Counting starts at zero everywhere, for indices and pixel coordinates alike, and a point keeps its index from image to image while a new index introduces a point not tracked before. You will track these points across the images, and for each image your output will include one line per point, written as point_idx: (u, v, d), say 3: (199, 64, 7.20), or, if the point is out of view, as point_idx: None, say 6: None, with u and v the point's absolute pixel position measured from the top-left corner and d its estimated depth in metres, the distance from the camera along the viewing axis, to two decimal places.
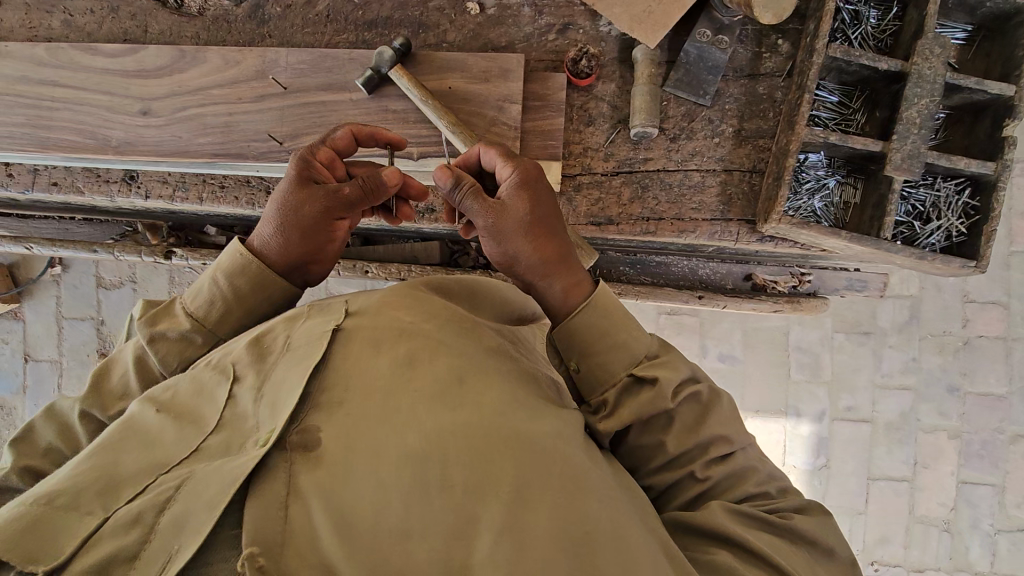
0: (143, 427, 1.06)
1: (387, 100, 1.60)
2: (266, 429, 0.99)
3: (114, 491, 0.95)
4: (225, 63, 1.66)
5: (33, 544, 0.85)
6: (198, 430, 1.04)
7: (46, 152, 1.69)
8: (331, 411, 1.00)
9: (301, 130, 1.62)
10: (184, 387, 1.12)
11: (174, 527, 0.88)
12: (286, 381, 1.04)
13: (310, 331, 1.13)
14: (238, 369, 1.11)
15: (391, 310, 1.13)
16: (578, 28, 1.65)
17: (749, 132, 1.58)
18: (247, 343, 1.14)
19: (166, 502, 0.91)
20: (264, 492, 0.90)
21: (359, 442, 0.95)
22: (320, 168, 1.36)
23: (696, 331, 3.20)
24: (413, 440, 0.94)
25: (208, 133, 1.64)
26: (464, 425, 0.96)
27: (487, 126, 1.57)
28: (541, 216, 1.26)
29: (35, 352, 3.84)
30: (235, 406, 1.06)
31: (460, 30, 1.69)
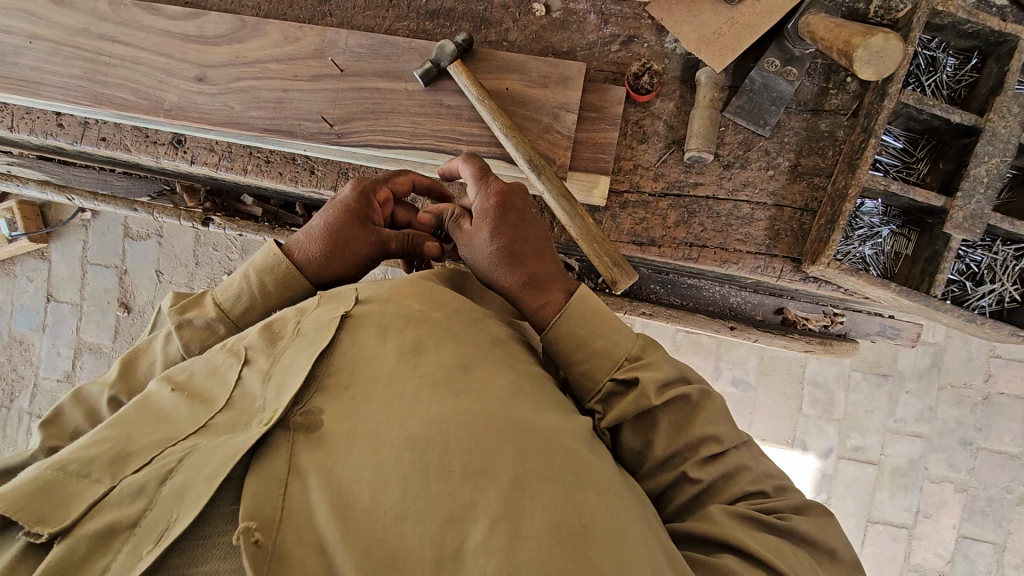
0: (158, 406, 1.07)
1: (443, 95, 1.59)
2: (270, 408, 0.98)
3: (124, 462, 0.94)
4: (284, 38, 1.65)
5: (42, 506, 0.86)
6: (208, 408, 1.04)
7: (99, 107, 1.69)
8: (338, 394, 0.99)
9: (352, 115, 1.61)
10: (199, 368, 1.13)
11: (174, 495, 0.86)
12: (295, 364, 1.04)
13: (320, 319, 1.14)
14: (249, 352, 1.11)
15: (402, 301, 1.15)
16: (643, 42, 1.62)
17: (805, 169, 1.55)
18: (259, 328, 1.15)
19: (169, 471, 0.90)
20: (266, 469, 0.88)
21: (364, 426, 0.93)
22: (375, 208, 1.37)
23: (713, 352, 3.18)
24: (415, 425, 0.92)
25: (261, 107, 1.63)
26: (466, 411, 0.94)
27: (541, 133, 1.55)
28: (512, 240, 1.25)
29: (58, 292, 3.90)
30: (244, 387, 1.06)
31: (522, 31, 1.66)
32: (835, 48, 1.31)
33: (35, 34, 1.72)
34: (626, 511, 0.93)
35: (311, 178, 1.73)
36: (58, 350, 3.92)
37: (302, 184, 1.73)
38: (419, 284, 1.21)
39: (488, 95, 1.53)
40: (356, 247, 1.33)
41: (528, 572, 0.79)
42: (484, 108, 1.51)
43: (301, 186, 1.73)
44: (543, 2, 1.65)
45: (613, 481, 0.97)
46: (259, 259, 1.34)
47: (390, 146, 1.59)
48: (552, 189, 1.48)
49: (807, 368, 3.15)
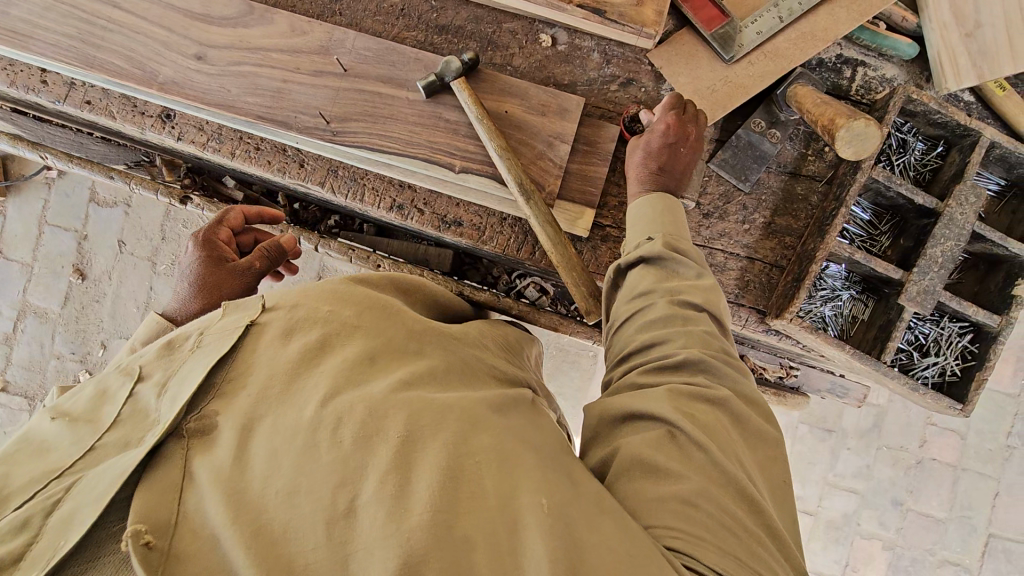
0: (39, 437, 1.04)
1: (442, 109, 1.61)
2: (160, 423, 0.95)
3: (3, 503, 0.94)
4: (291, 30, 1.64)
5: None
6: (94, 432, 1.02)
7: (88, 71, 1.65)
8: (226, 398, 0.98)
9: (350, 116, 1.62)
10: (86, 394, 1.09)
11: (60, 526, 0.87)
12: (187, 378, 1.00)
13: (224, 328, 1.07)
14: (143, 369, 1.07)
15: (310, 300, 1.11)
16: (640, 86, 1.69)
17: (778, 228, 1.63)
18: (158, 346, 1.10)
19: (55, 503, 0.91)
20: (157, 481, 0.89)
21: (257, 419, 0.94)
22: (224, 247, 1.53)
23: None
24: (308, 412, 0.93)
25: (258, 95, 1.63)
26: (363, 392, 0.96)
27: (533, 158, 1.60)
28: (669, 146, 1.43)
29: (8, 250, 3.72)
30: (137, 403, 1.03)
31: (527, 58, 1.71)
32: (820, 123, 1.38)
33: None
34: (521, 464, 0.95)
35: (299, 171, 1.72)
36: None
37: (289, 176, 1.72)
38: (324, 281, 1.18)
39: (487, 116, 1.56)
40: (226, 287, 1.47)
41: (415, 522, 0.84)
42: (483, 126, 1.55)
43: (287, 178, 1.72)
44: (550, 33, 1.71)
45: (513, 445, 0.98)
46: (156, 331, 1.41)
47: (384, 151, 1.61)
48: (537, 216, 1.52)
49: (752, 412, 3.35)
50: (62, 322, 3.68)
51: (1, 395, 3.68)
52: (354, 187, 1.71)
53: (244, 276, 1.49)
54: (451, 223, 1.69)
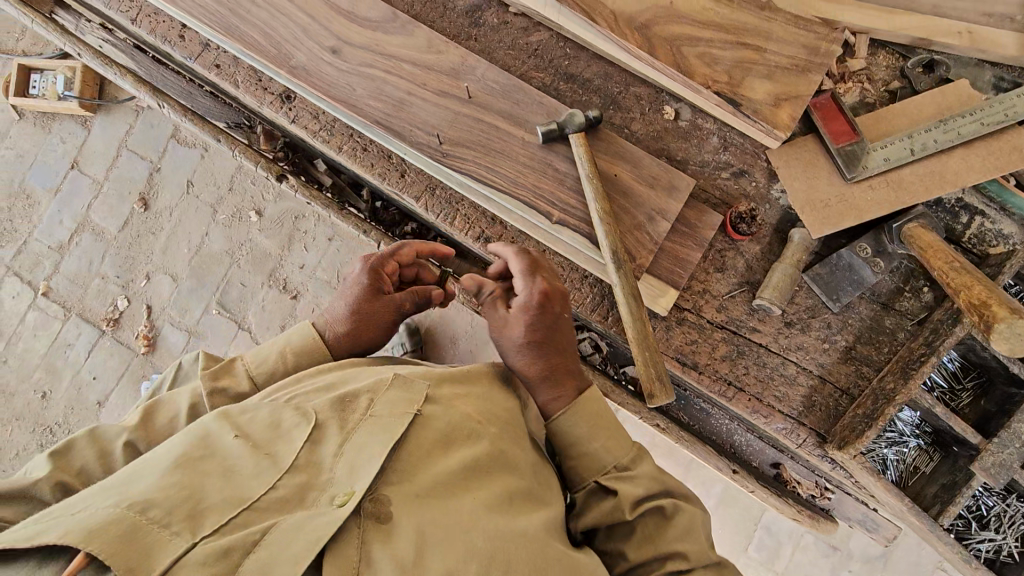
0: (217, 447, 1.18)
1: (554, 158, 1.62)
2: (343, 489, 1.14)
3: (200, 517, 1.03)
4: (428, 46, 1.67)
5: (130, 556, 0.92)
6: (273, 465, 1.16)
7: (227, 38, 1.69)
8: (401, 492, 1.18)
9: (463, 142, 1.63)
10: (261, 417, 1.27)
11: (260, 572, 0.99)
12: (369, 450, 1.20)
13: (393, 403, 1.31)
14: (320, 417, 1.27)
15: (468, 411, 1.37)
16: (751, 179, 1.68)
17: (857, 355, 1.61)
18: (334, 397, 1.30)
19: (253, 543, 1.02)
20: (338, 554, 1.06)
21: (430, 526, 1.14)
22: (387, 278, 1.55)
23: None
24: (479, 538, 1.13)
25: (382, 101, 1.65)
26: (519, 531, 1.18)
27: (631, 227, 1.59)
28: (541, 329, 1.41)
29: (84, 163, 3.84)
30: (315, 453, 1.21)
31: (646, 126, 1.71)
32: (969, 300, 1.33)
33: None
34: None
35: (399, 180, 1.73)
36: (61, 220, 3.82)
37: (388, 182, 1.73)
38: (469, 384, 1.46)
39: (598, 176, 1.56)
40: (378, 320, 1.54)
41: None
42: (591, 185, 1.55)
43: (387, 184, 1.74)
44: (674, 107, 1.71)
45: None
46: (295, 344, 1.52)
47: (487, 184, 1.61)
48: (625, 289, 1.51)
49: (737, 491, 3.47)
50: (116, 244, 3.77)
51: (42, 299, 3.77)
52: (448, 209, 1.72)
53: (399, 317, 1.57)
54: None
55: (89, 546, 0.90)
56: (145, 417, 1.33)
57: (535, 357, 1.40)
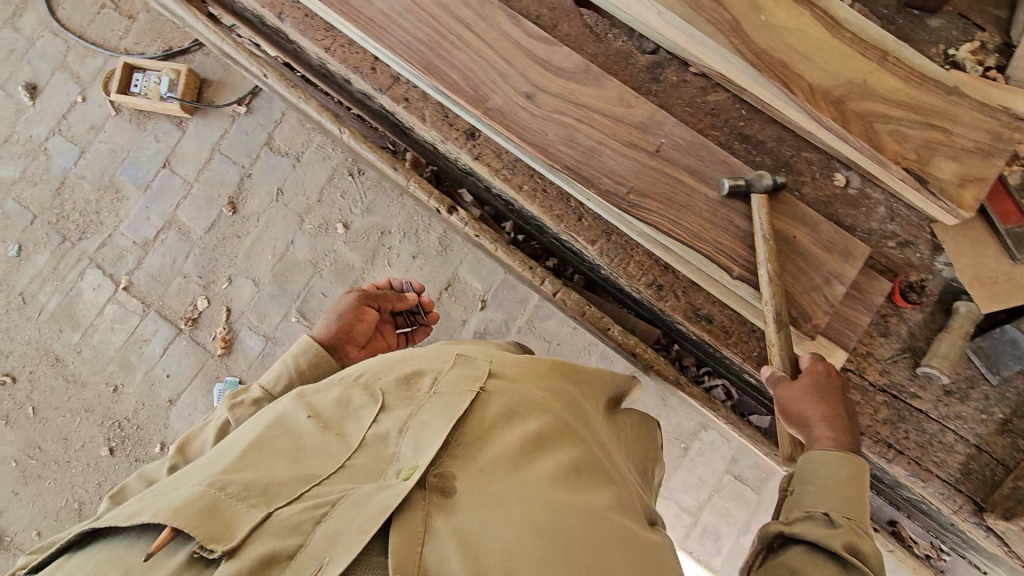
0: (290, 435, 1.42)
1: (735, 216, 1.69)
2: (408, 464, 1.29)
3: (272, 493, 1.24)
4: (619, 100, 1.75)
5: (214, 525, 1.15)
6: (345, 448, 1.37)
7: (426, 75, 1.77)
8: (469, 471, 1.29)
9: (649, 193, 1.70)
10: (330, 407, 1.50)
11: (329, 539, 1.14)
12: (430, 426, 1.36)
13: (454, 383, 1.49)
14: (387, 400, 1.48)
15: (524, 390, 1.50)
16: (917, 250, 1.74)
17: (1015, 428, 1.65)
18: (400, 381, 1.52)
19: (324, 514, 1.19)
20: (406, 522, 1.17)
21: (495, 499, 1.24)
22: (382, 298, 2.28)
23: (749, 506, 3.52)
24: (539, 513, 1.22)
25: (572, 148, 1.73)
26: (576, 502, 1.27)
27: (807, 288, 1.66)
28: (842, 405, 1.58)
29: (176, 163, 3.91)
30: (378, 429, 1.40)
31: (816, 190, 1.79)
32: None
33: None
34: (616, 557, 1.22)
35: (575, 223, 1.81)
36: (147, 217, 3.88)
37: (564, 225, 1.81)
38: (518, 367, 1.60)
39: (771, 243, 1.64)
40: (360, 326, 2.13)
41: None
42: (765, 245, 1.60)
43: (563, 226, 1.81)
44: (845, 175, 1.79)
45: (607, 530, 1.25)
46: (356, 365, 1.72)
47: (671, 235, 1.68)
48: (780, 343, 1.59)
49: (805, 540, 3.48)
50: (201, 245, 3.82)
51: (122, 293, 3.81)
52: (622, 255, 1.79)
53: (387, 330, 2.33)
54: (702, 317, 1.77)
55: (183, 518, 1.14)
56: (181, 450, 1.66)
57: (830, 430, 1.55)
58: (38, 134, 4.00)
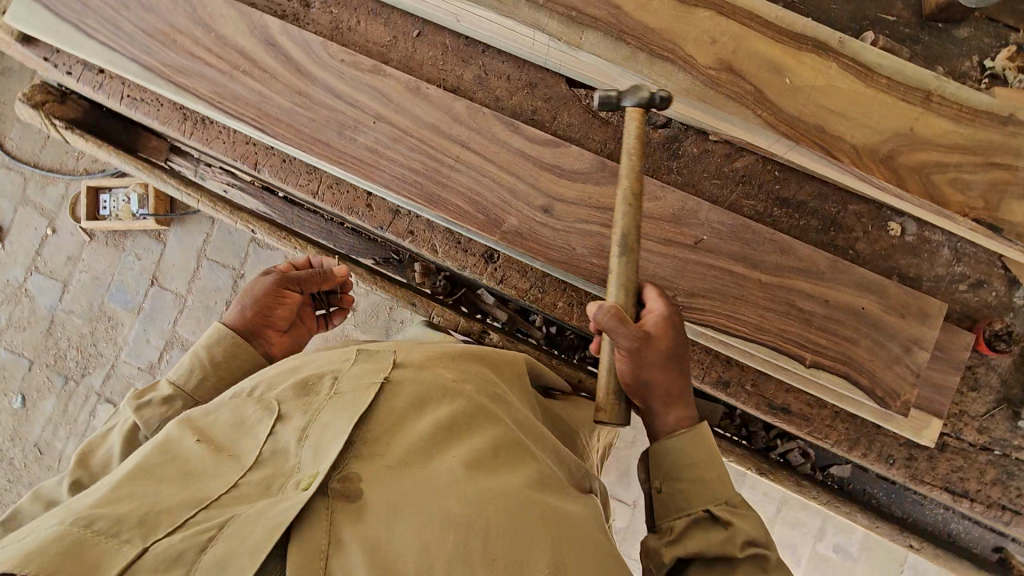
0: (185, 454, 1.14)
1: (796, 296, 1.54)
2: (306, 472, 1.06)
3: (154, 525, 0.97)
4: (644, 194, 1.58)
5: (72, 569, 0.88)
6: (236, 463, 1.11)
7: (430, 208, 1.60)
8: (373, 465, 1.10)
9: (699, 292, 1.55)
10: (224, 418, 1.22)
11: (218, 566, 0.91)
12: (331, 426, 1.13)
13: (358, 379, 1.25)
14: (284, 408, 1.20)
15: (433, 373, 1.30)
16: (992, 289, 1.60)
17: None
18: (295, 386, 1.25)
19: (209, 541, 0.95)
20: (306, 542, 0.96)
21: (405, 495, 1.05)
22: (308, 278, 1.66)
23: (820, 512, 3.42)
24: (453, 505, 1.04)
25: (605, 258, 1.57)
26: (492, 489, 1.09)
27: (889, 362, 1.52)
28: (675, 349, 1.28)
29: (163, 279, 3.71)
30: (276, 442, 1.13)
31: (872, 244, 1.63)
32: None
33: (380, 115, 1.62)
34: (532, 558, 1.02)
35: None
36: (147, 339, 3.71)
37: None
38: (458, 363, 1.37)
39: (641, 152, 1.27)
40: (280, 312, 1.57)
41: None
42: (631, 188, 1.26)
43: None
44: (900, 222, 1.63)
45: (578, 549, 1.08)
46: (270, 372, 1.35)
47: (733, 334, 1.54)
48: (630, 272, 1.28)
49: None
50: None
51: None
52: None
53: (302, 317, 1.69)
54: (778, 408, 1.63)
55: (38, 565, 0.87)
56: (81, 460, 1.28)
57: (675, 365, 1.27)
58: (15, 276, 3.81)
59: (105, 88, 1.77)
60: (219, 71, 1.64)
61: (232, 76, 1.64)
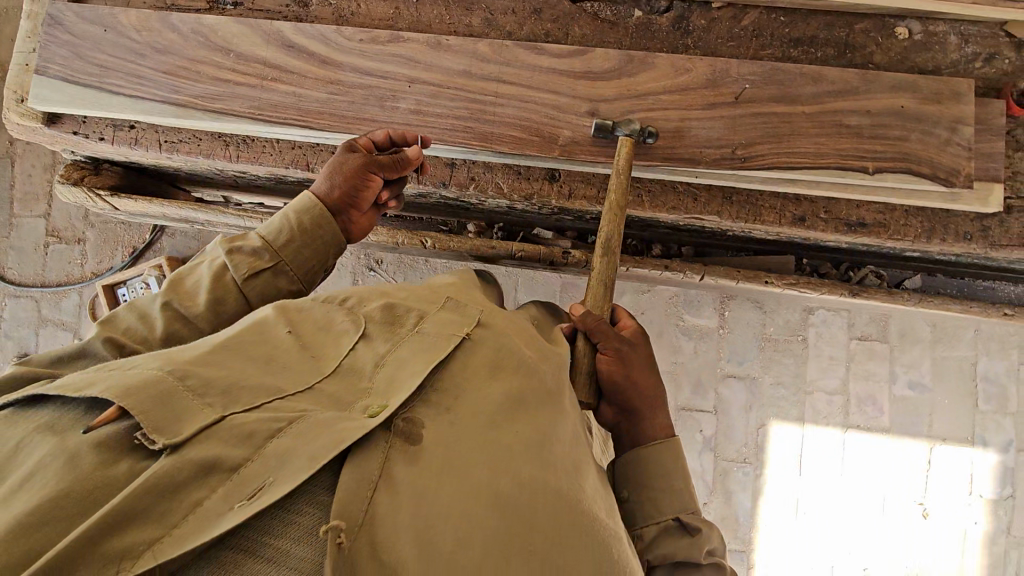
0: (272, 339, 1.15)
1: (841, 115, 1.66)
2: (380, 401, 1.03)
3: (232, 395, 0.99)
4: (676, 71, 1.68)
5: (156, 415, 0.90)
6: (316, 371, 1.10)
7: (488, 146, 1.68)
8: (443, 415, 1.06)
9: (755, 140, 1.66)
10: (315, 316, 1.22)
11: (280, 458, 0.90)
12: (410, 364, 1.09)
13: (443, 327, 1.18)
14: (369, 328, 1.18)
15: (517, 338, 1.23)
16: (1004, 59, 1.74)
17: None
18: (384, 305, 1.21)
19: (278, 430, 0.94)
20: (360, 466, 0.93)
21: (452, 451, 1.01)
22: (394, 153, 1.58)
23: (886, 357, 3.56)
24: (506, 481, 1.00)
25: (660, 137, 1.67)
26: (542, 482, 1.03)
27: (941, 145, 1.63)
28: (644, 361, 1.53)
29: None
30: (354, 359, 1.13)
31: (886, 53, 1.75)
32: None
33: (413, 78, 1.70)
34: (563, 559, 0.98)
35: (694, 205, 1.76)
36: None
37: (685, 211, 1.76)
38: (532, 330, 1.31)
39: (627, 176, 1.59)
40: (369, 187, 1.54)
41: None
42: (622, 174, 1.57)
43: (683, 213, 1.77)
44: (904, 26, 1.76)
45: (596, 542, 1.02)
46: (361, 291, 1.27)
47: (797, 167, 1.65)
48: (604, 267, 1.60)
49: (947, 358, 3.55)
50: None
51: None
52: (753, 208, 1.76)
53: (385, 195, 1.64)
54: (855, 225, 1.75)
55: (129, 401, 0.89)
56: (174, 285, 1.34)
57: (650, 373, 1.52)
58: None
59: (141, 143, 1.81)
60: (251, 86, 1.71)
61: (264, 87, 1.71)
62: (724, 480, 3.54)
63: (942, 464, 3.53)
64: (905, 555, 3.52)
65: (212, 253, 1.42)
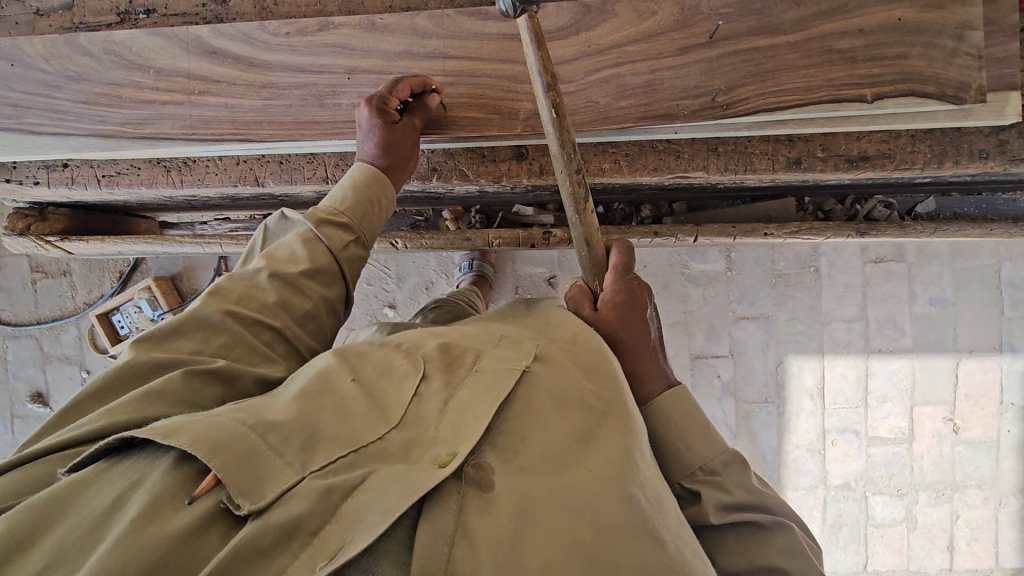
0: (334, 385, 1.01)
1: (830, 39, 1.47)
2: (446, 448, 0.92)
3: (312, 449, 0.89)
4: (639, 16, 1.50)
5: (237, 476, 0.82)
6: (384, 417, 0.97)
7: (443, 133, 1.54)
8: (512, 460, 0.94)
9: (736, 82, 1.48)
10: (375, 358, 1.10)
11: (353, 517, 0.81)
12: (477, 406, 0.98)
13: (502, 361, 1.07)
14: (428, 368, 1.06)
15: (578, 369, 1.10)
16: None
17: None
18: (439, 346, 1.10)
19: (356, 483, 0.85)
20: (435, 521, 0.84)
21: (536, 495, 0.90)
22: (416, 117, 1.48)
23: (904, 276, 3.40)
24: (583, 527, 0.88)
25: (631, 95, 1.50)
26: (625, 528, 0.90)
27: (948, 58, 1.43)
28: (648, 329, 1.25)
29: None
30: (420, 405, 1.00)
31: None
32: None
33: (351, 68, 1.53)
34: None
35: (678, 161, 1.63)
36: None
37: (669, 170, 1.62)
38: (604, 347, 1.16)
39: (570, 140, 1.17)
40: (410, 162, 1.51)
41: None
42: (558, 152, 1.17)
43: (666, 173, 1.63)
44: None
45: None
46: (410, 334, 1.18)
47: (786, 107, 1.48)
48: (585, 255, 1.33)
49: (968, 269, 3.38)
50: None
51: None
52: (743, 159, 1.61)
53: None
54: (857, 159, 1.59)
55: (213, 459, 0.82)
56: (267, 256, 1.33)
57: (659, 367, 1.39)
58: None
59: (79, 181, 1.69)
60: (178, 104, 1.56)
61: (192, 103, 1.56)
62: (746, 422, 3.50)
63: (968, 377, 3.43)
64: (937, 471, 3.48)
65: (292, 224, 1.40)
